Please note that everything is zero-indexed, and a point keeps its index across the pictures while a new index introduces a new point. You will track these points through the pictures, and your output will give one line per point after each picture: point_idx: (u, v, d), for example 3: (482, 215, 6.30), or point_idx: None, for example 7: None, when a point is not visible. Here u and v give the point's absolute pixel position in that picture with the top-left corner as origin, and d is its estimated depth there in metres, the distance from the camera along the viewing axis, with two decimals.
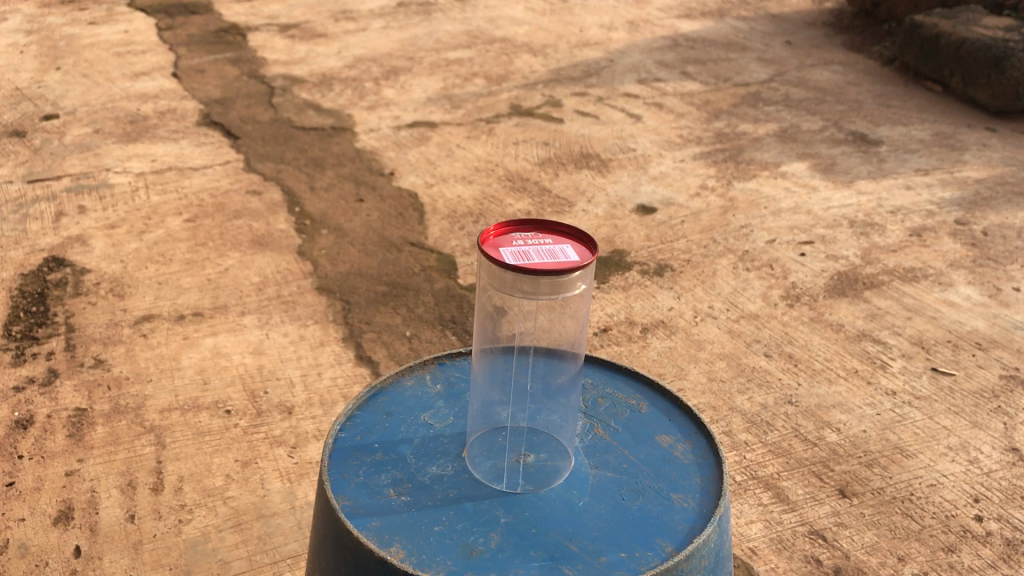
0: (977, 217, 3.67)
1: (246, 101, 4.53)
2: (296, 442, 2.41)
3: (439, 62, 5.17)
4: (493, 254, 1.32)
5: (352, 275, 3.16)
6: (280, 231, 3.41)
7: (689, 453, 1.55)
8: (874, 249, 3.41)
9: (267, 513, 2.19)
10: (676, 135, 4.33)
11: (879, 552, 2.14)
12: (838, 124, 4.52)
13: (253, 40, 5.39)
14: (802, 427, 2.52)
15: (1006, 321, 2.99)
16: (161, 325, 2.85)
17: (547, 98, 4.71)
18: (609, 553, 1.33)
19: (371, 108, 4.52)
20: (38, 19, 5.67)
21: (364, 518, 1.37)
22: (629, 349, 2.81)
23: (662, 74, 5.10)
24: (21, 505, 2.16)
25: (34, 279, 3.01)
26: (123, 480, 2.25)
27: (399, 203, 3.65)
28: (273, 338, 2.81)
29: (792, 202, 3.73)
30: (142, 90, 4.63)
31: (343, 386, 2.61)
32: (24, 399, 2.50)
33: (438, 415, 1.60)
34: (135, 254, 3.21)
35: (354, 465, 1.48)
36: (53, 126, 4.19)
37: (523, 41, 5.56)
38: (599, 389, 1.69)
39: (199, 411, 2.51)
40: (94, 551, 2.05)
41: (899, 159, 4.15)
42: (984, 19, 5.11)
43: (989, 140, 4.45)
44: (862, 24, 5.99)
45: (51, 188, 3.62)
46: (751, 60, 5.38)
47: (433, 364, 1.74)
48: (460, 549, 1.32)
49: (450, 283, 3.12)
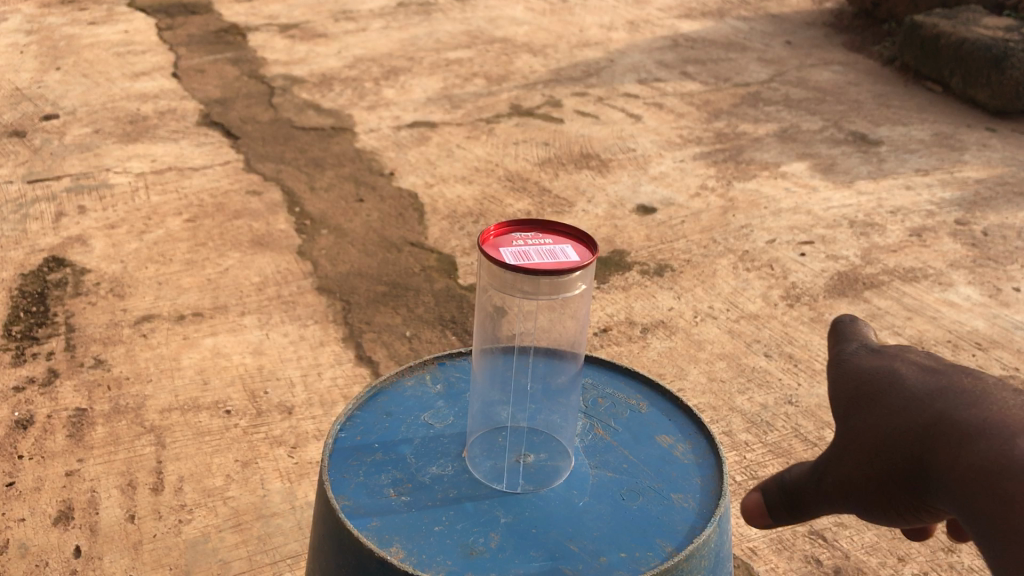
0: (977, 217, 3.67)
1: (246, 101, 4.53)
2: (296, 442, 2.41)
3: (440, 62, 5.17)
4: (493, 254, 1.32)
5: (352, 275, 3.16)
6: (280, 231, 3.41)
7: (689, 453, 1.55)
8: (874, 249, 3.41)
9: (267, 513, 2.19)
10: (676, 135, 4.33)
11: (879, 552, 2.14)
12: (838, 124, 4.52)
13: (253, 40, 5.38)
14: (803, 428, 2.52)
15: (1007, 322, 3.00)
16: (161, 325, 2.84)
17: (547, 98, 4.71)
18: (609, 553, 1.33)
19: (371, 108, 4.52)
20: (38, 19, 5.67)
21: (365, 518, 1.37)
22: (629, 349, 2.81)
23: (662, 74, 5.09)
24: (21, 505, 2.17)
25: (34, 279, 3.02)
26: (124, 480, 2.26)
27: (399, 203, 3.65)
28: (273, 338, 2.81)
29: (792, 202, 3.73)
30: (143, 90, 4.63)
31: (343, 386, 2.61)
32: (24, 399, 2.50)
33: (438, 415, 1.60)
34: (135, 254, 3.21)
35: (353, 466, 1.48)
36: (54, 125, 4.19)
37: (523, 41, 5.56)
38: (600, 389, 1.69)
39: (199, 411, 2.50)
40: (94, 551, 2.06)
41: (899, 159, 4.16)
42: (984, 20, 5.12)
43: (989, 140, 4.46)
44: (862, 24, 5.99)
45: (51, 188, 3.62)
46: (752, 60, 5.38)
47: (433, 364, 1.74)
48: (460, 550, 1.32)
49: (450, 284, 3.12)
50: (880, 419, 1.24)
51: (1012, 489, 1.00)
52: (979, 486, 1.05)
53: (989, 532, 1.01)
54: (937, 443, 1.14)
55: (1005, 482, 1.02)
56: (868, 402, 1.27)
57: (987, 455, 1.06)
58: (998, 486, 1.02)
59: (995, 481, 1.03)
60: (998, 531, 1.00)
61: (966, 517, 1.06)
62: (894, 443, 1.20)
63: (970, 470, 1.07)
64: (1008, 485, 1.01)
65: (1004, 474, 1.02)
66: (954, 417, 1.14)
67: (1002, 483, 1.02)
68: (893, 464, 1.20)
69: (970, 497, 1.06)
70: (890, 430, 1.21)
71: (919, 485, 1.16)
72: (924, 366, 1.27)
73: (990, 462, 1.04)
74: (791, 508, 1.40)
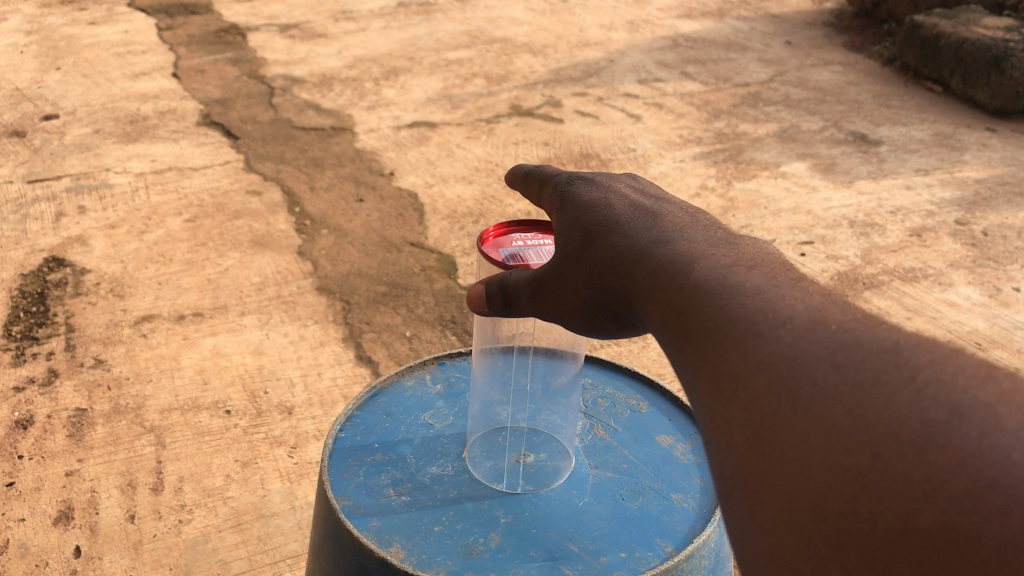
0: (977, 217, 3.67)
1: (246, 100, 4.53)
2: (296, 442, 2.41)
3: (440, 62, 5.17)
4: (492, 254, 1.33)
5: (352, 275, 3.16)
6: (280, 231, 3.41)
7: (689, 453, 1.55)
8: (874, 249, 3.41)
9: (267, 513, 2.19)
10: (676, 135, 4.33)
11: None
12: (838, 124, 4.52)
13: (253, 40, 5.38)
14: None
15: (1006, 322, 3.00)
16: (161, 325, 2.84)
17: (547, 98, 4.71)
18: (609, 553, 1.33)
19: (371, 108, 4.52)
20: (38, 19, 5.67)
21: (365, 518, 1.37)
22: (629, 349, 2.81)
23: (662, 74, 5.10)
24: (20, 505, 2.17)
25: (34, 279, 3.02)
26: (124, 480, 2.26)
27: (399, 203, 3.64)
28: (273, 338, 2.81)
29: (792, 202, 3.73)
30: (143, 90, 4.63)
31: (343, 386, 2.61)
32: (24, 399, 2.50)
33: (438, 415, 1.60)
34: (135, 254, 3.21)
35: (354, 466, 1.48)
36: (54, 125, 4.20)
37: (523, 41, 5.56)
38: (599, 389, 1.69)
39: (198, 411, 2.50)
40: (94, 551, 2.06)
41: (899, 159, 4.16)
42: (984, 20, 5.12)
43: (989, 140, 4.46)
44: (862, 24, 5.99)
45: (51, 188, 3.62)
46: (751, 60, 5.38)
47: (433, 364, 1.74)
48: (460, 550, 1.32)
49: (450, 283, 3.12)
50: (584, 229, 1.08)
51: (734, 313, 0.77)
52: (686, 302, 0.83)
53: (688, 358, 0.79)
54: (647, 254, 0.94)
55: (703, 298, 0.81)
56: (587, 226, 1.07)
57: (704, 279, 0.83)
58: (706, 316, 0.79)
59: (695, 302, 0.82)
60: (692, 337, 0.80)
61: (668, 342, 0.84)
62: (603, 258, 1.02)
63: (676, 285, 0.86)
64: (704, 303, 0.81)
65: (744, 322, 0.76)
66: (651, 241, 0.96)
67: (712, 307, 0.80)
68: (596, 271, 1.03)
69: (662, 300, 0.87)
70: (599, 254, 1.03)
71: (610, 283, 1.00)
72: (655, 195, 1.11)
73: (693, 288, 0.83)
74: (507, 300, 1.18)
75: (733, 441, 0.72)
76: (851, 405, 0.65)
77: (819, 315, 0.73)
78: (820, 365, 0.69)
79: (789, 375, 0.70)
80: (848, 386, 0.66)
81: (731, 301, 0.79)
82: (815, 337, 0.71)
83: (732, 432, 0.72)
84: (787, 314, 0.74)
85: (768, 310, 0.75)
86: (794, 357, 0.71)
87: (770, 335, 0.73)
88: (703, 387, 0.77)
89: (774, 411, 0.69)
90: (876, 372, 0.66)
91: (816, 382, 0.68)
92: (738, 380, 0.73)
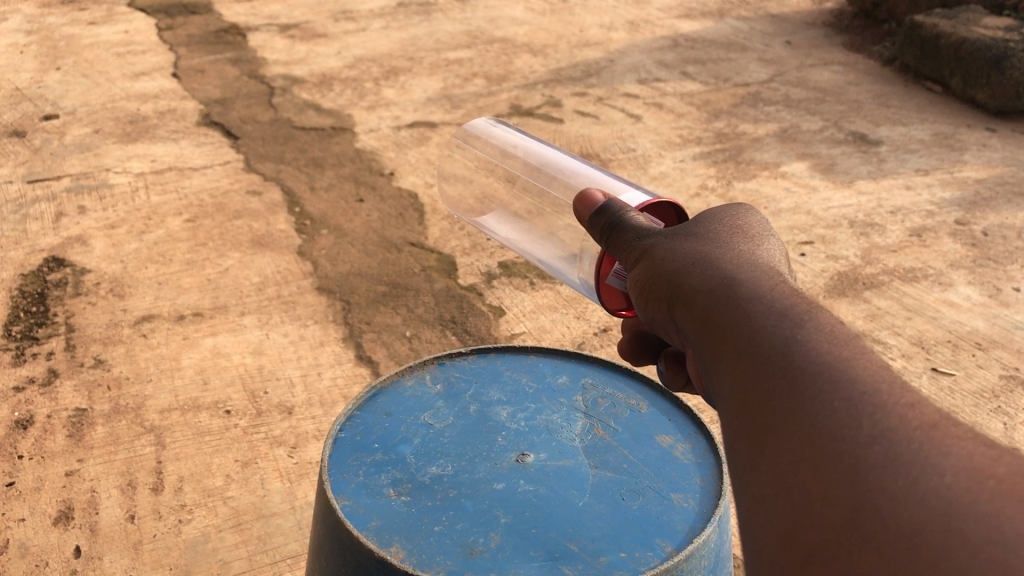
0: (977, 217, 3.67)
1: (246, 100, 4.53)
2: (296, 442, 2.41)
3: (440, 62, 5.16)
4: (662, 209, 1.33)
5: (352, 275, 3.16)
6: (280, 231, 3.41)
7: (689, 453, 1.55)
8: (874, 249, 3.41)
9: (267, 513, 2.19)
10: (676, 135, 4.34)
11: None
12: (838, 124, 4.52)
13: (253, 40, 5.37)
14: None
15: (1006, 322, 3.00)
16: (161, 325, 2.84)
17: (547, 98, 4.71)
18: (609, 553, 1.33)
19: (371, 108, 4.52)
20: (38, 19, 5.67)
21: (365, 518, 1.37)
22: None
23: (662, 75, 5.09)
24: (20, 505, 2.17)
25: (34, 279, 3.02)
26: (123, 480, 2.26)
27: (399, 203, 3.64)
28: (273, 338, 2.81)
29: (792, 202, 3.73)
30: (143, 90, 4.63)
31: (343, 386, 2.61)
32: (24, 399, 2.50)
33: (438, 415, 1.59)
34: (135, 254, 3.21)
35: (354, 465, 1.48)
36: (54, 125, 4.20)
37: (523, 41, 5.55)
38: (600, 390, 1.69)
39: (198, 411, 2.50)
40: (94, 551, 2.06)
41: (899, 159, 4.16)
42: (984, 20, 5.12)
43: (989, 140, 4.46)
44: (862, 24, 5.98)
45: (51, 188, 3.62)
46: (751, 60, 5.38)
47: (433, 364, 1.73)
48: (460, 549, 1.32)
49: (450, 283, 3.12)
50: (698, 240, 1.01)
51: (852, 374, 0.70)
52: (800, 336, 0.75)
53: (771, 396, 0.73)
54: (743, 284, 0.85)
55: (812, 336, 0.74)
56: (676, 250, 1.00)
57: (819, 321, 0.76)
58: (811, 357, 0.72)
59: (800, 335, 0.75)
60: (781, 372, 0.73)
61: (758, 362, 0.76)
62: (686, 264, 0.96)
63: (775, 312, 0.79)
64: (820, 347, 0.73)
65: (860, 386, 0.68)
66: (747, 272, 0.89)
67: (823, 352, 0.72)
68: (675, 276, 0.96)
69: (747, 319, 0.80)
70: (684, 259, 0.97)
71: (679, 291, 0.93)
72: (762, 241, 1.02)
73: (802, 322, 0.76)
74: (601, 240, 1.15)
75: (806, 506, 0.67)
76: (980, 517, 0.58)
77: (952, 412, 0.66)
78: (946, 457, 0.62)
79: (911, 455, 0.63)
80: (977, 493, 0.59)
81: (851, 359, 0.71)
82: (944, 427, 0.64)
83: (825, 498, 0.66)
84: (915, 397, 0.67)
85: (894, 386, 0.68)
86: (918, 440, 0.63)
87: (896, 408, 0.66)
88: (784, 440, 0.70)
89: (878, 489, 0.63)
90: (1013, 491, 0.58)
91: (939, 478, 0.60)
92: (837, 445, 0.66)
